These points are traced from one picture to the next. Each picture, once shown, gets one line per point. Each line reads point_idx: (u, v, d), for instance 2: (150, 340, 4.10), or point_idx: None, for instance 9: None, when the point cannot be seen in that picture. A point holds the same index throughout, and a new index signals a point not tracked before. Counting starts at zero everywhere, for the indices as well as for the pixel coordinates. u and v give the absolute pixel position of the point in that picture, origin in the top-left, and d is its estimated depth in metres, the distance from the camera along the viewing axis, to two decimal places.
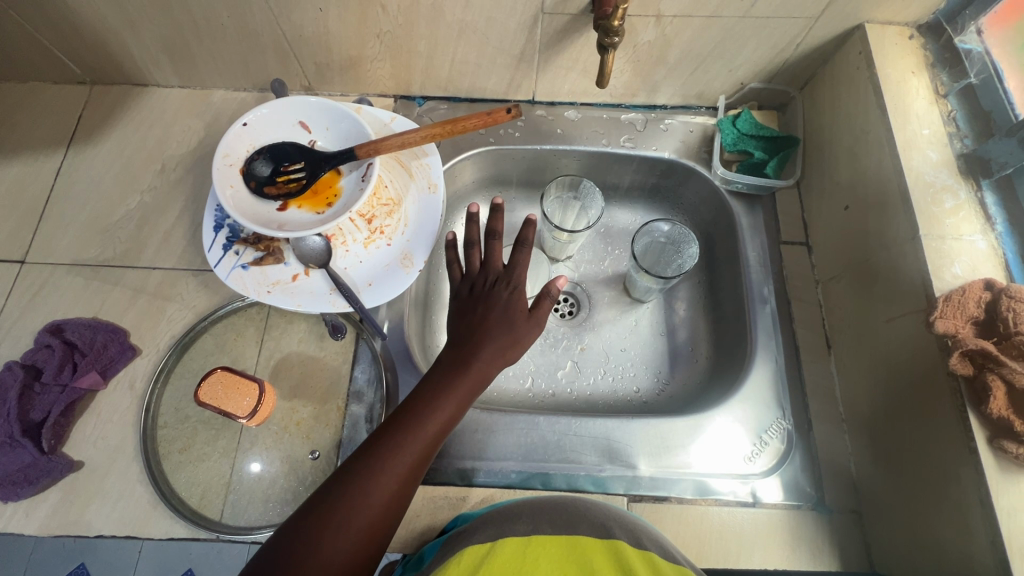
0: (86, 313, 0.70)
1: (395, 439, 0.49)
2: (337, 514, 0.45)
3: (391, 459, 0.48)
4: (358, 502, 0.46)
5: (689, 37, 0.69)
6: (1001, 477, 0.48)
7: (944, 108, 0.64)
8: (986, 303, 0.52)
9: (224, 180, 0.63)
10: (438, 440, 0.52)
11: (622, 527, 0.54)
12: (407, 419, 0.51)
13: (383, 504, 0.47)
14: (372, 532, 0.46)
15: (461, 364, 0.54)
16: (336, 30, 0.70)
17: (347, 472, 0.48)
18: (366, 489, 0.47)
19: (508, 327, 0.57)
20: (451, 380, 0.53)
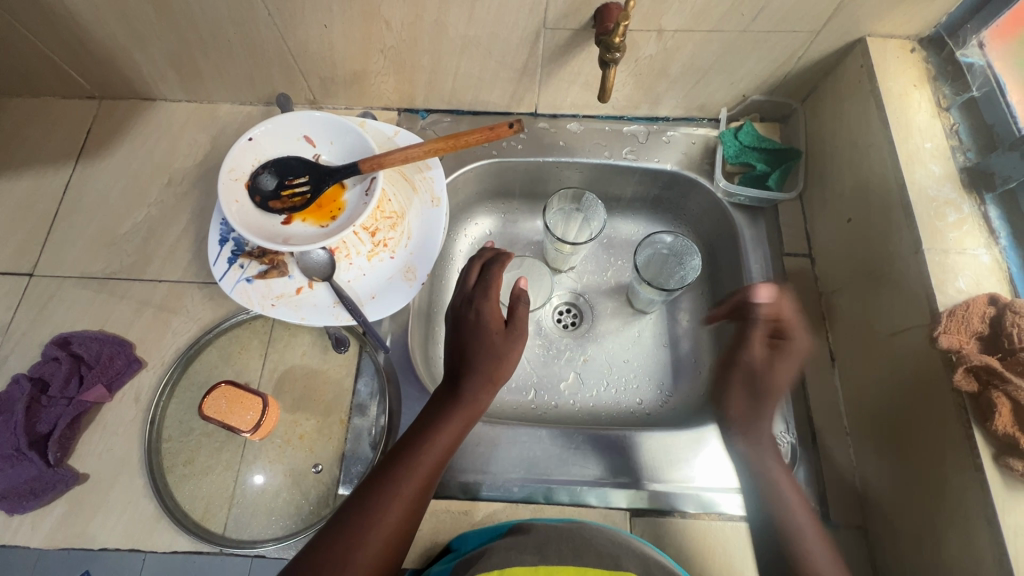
0: (93, 326, 0.71)
1: (392, 475, 0.50)
2: (332, 569, 0.45)
3: (385, 505, 0.48)
4: (354, 554, 0.46)
5: (691, 51, 0.69)
6: (1006, 494, 0.47)
7: (946, 121, 0.64)
8: (990, 319, 0.52)
9: (229, 195, 0.64)
10: (431, 480, 0.51)
11: (630, 557, 0.54)
12: (398, 461, 0.51)
13: (378, 555, 0.47)
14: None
15: (451, 399, 0.55)
16: (340, 46, 0.71)
17: (339, 523, 0.47)
18: (359, 539, 0.46)
19: (489, 349, 0.57)
20: (441, 418, 0.54)
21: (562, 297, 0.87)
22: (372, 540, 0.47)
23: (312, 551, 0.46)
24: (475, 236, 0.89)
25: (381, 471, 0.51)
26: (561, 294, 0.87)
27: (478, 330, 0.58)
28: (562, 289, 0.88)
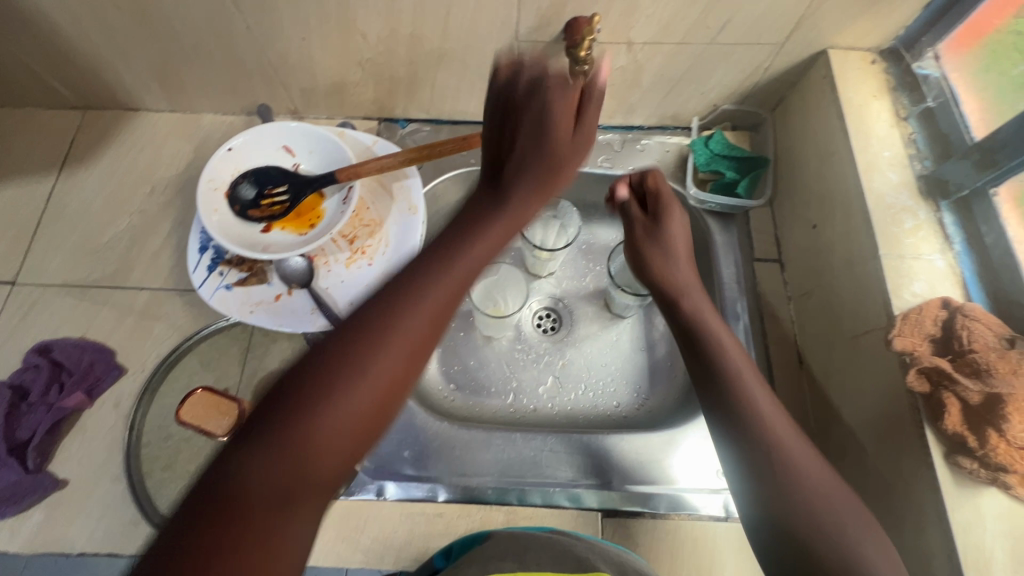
0: (74, 333, 0.72)
1: (415, 282, 0.39)
2: (336, 386, 0.34)
3: (390, 331, 0.36)
4: (360, 369, 0.35)
5: (660, 62, 0.71)
6: (956, 491, 0.49)
7: (905, 131, 0.66)
8: (942, 321, 0.54)
9: (209, 205, 0.66)
10: (448, 317, 0.39)
11: (602, 557, 0.55)
12: (404, 289, 0.38)
13: (373, 394, 0.35)
14: (360, 432, 0.34)
15: (479, 225, 0.43)
16: (320, 58, 0.72)
17: (328, 351, 0.35)
18: (367, 356, 0.35)
19: (548, 147, 0.45)
20: (463, 244, 0.42)
21: (540, 301, 0.89)
22: (366, 380, 0.35)
23: (287, 388, 0.34)
24: None
25: (383, 299, 0.38)
26: (539, 299, 0.89)
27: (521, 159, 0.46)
28: (540, 294, 0.89)
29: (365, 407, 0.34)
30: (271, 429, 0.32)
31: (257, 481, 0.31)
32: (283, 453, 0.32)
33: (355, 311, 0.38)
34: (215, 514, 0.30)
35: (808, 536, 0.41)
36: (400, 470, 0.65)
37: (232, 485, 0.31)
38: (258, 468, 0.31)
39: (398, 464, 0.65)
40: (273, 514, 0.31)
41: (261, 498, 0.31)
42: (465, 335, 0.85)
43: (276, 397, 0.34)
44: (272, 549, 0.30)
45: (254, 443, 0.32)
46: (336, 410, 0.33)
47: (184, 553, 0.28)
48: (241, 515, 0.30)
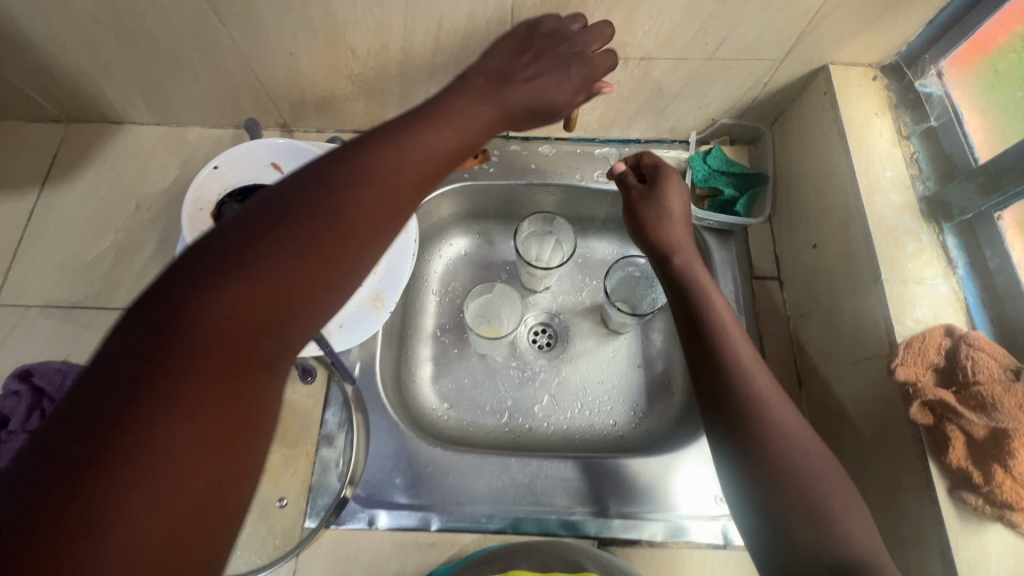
0: (57, 356, 0.70)
1: (401, 134, 0.43)
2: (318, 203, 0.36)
3: (376, 166, 0.40)
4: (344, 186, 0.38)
5: (658, 77, 0.70)
6: (960, 528, 0.48)
7: (907, 150, 0.64)
8: (945, 350, 0.52)
9: (194, 227, 0.64)
10: (402, 189, 0.41)
11: (590, 559, 0.59)
12: (357, 158, 0.40)
13: (330, 236, 0.36)
14: (311, 282, 0.35)
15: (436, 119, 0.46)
16: (308, 73, 0.71)
17: (308, 181, 0.38)
18: (352, 182, 0.38)
19: (568, 73, 0.54)
20: (417, 130, 0.44)
21: (535, 316, 0.87)
22: (317, 233, 0.36)
23: (229, 234, 0.35)
24: (450, 257, 0.89)
25: (334, 163, 0.39)
26: (534, 314, 0.87)
27: (488, 84, 0.51)
28: (536, 309, 0.88)
29: (315, 259, 0.35)
30: (217, 268, 0.33)
31: (212, 307, 0.32)
32: (231, 290, 0.33)
33: (300, 170, 0.39)
34: (164, 344, 0.30)
35: (781, 504, 0.46)
36: (392, 498, 0.64)
37: (178, 316, 0.31)
38: (204, 303, 0.32)
39: (390, 491, 0.64)
40: (224, 348, 0.32)
41: (209, 331, 0.32)
42: (459, 352, 0.84)
43: (219, 241, 0.34)
44: (227, 378, 0.32)
45: (197, 280, 0.32)
46: (283, 255, 0.34)
47: (137, 373, 0.30)
48: (190, 346, 0.31)
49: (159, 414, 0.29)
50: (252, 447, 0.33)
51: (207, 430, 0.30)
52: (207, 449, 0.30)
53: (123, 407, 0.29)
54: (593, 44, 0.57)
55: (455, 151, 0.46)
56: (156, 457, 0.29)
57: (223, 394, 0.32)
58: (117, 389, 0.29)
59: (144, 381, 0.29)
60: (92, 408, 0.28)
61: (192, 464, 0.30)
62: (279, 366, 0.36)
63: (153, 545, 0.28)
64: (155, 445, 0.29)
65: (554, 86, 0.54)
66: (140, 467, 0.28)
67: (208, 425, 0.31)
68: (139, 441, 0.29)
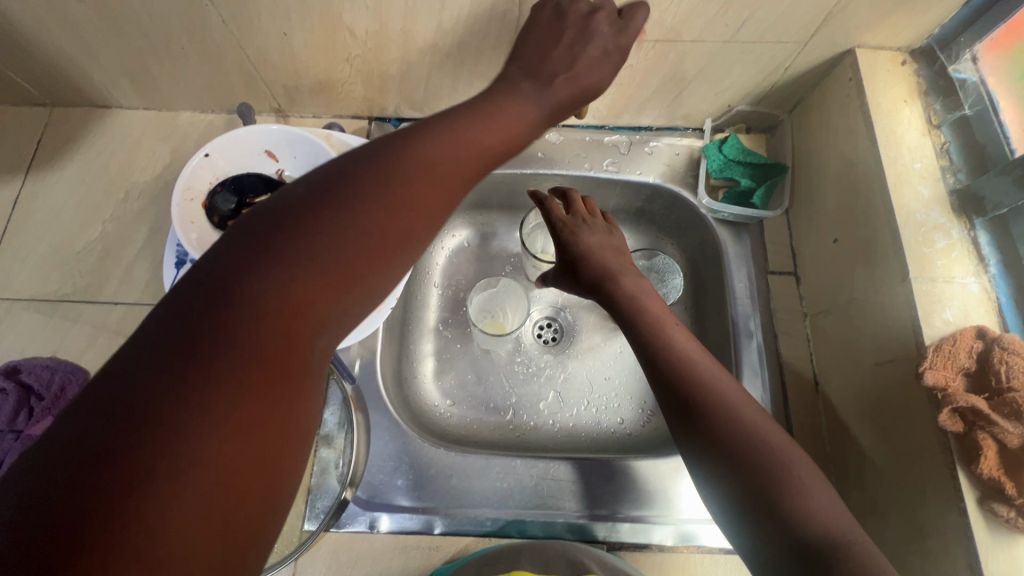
0: (44, 353, 0.67)
1: (464, 114, 0.41)
2: (383, 174, 0.35)
3: (440, 143, 0.38)
4: (410, 160, 0.36)
5: (674, 60, 0.66)
6: (990, 540, 0.46)
7: (937, 140, 0.61)
8: (977, 353, 0.50)
9: (184, 216, 0.61)
10: (458, 176, 0.38)
11: (595, 560, 0.56)
12: (412, 142, 0.37)
13: (391, 210, 0.34)
14: (360, 269, 0.33)
15: (493, 108, 0.43)
16: (303, 55, 0.67)
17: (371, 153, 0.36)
18: (418, 157, 0.36)
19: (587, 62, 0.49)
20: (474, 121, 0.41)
21: (540, 310, 0.85)
22: (370, 217, 0.33)
23: (289, 205, 0.33)
24: (453, 248, 0.86)
25: (397, 142, 0.37)
26: (539, 307, 0.85)
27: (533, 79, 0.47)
28: (541, 303, 0.85)
29: (372, 240, 0.33)
30: (264, 247, 0.31)
31: (271, 278, 0.30)
32: (280, 272, 0.30)
33: (362, 146, 0.37)
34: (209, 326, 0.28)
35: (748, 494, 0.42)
36: (393, 500, 0.62)
37: (225, 296, 0.29)
38: (255, 279, 0.30)
39: (391, 493, 0.62)
40: (271, 336, 0.30)
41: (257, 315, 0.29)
42: (462, 347, 0.81)
43: (266, 220, 0.32)
44: (273, 369, 0.29)
45: (254, 252, 0.31)
46: (334, 236, 0.32)
47: (181, 355, 0.27)
48: (238, 330, 0.29)
49: (203, 402, 0.27)
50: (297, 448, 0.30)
51: (267, 398, 0.29)
52: (260, 432, 0.28)
53: (167, 385, 0.26)
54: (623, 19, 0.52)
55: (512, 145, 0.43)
56: (198, 448, 0.26)
57: (270, 376, 0.29)
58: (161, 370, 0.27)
59: (189, 365, 0.27)
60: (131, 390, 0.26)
61: (234, 460, 0.27)
62: (323, 365, 0.33)
63: (190, 551, 0.25)
64: (213, 418, 0.27)
65: (601, 76, 0.50)
66: (180, 459, 0.25)
67: (252, 417, 0.28)
68: (198, 404, 0.27)
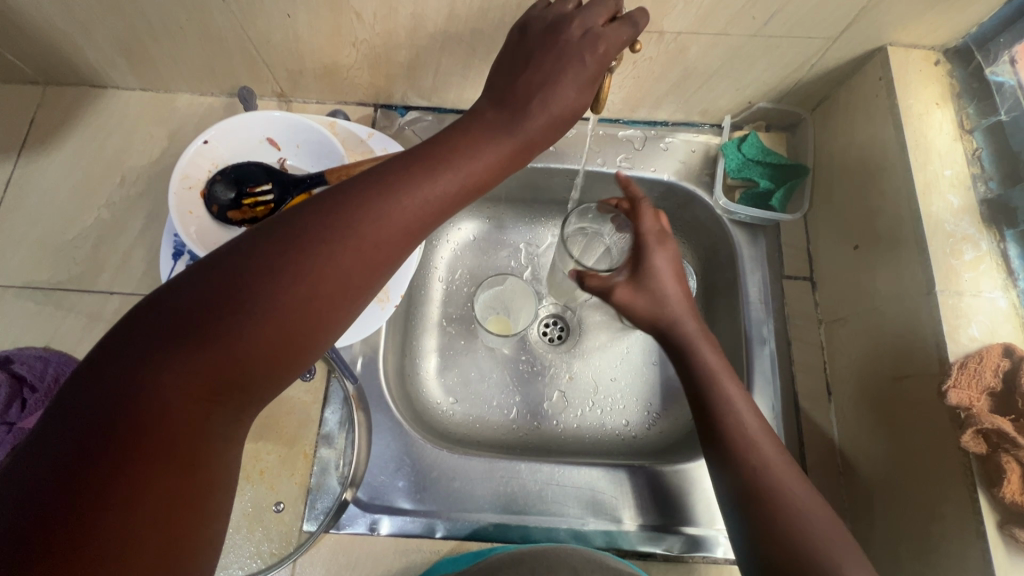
0: (37, 343, 0.65)
1: (399, 178, 0.39)
2: (293, 259, 0.34)
3: (362, 220, 0.36)
4: (324, 242, 0.35)
5: (696, 54, 0.63)
6: (1009, 566, 0.44)
7: (968, 145, 0.58)
8: (1003, 373, 0.48)
9: (182, 206, 0.59)
10: (386, 250, 0.37)
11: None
12: (335, 213, 0.36)
13: (300, 303, 0.34)
14: (276, 355, 0.34)
15: (432, 164, 0.40)
16: (308, 38, 0.64)
17: (283, 231, 0.35)
18: (333, 238, 0.35)
19: (578, 64, 0.44)
20: (411, 181, 0.39)
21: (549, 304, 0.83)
22: (280, 305, 0.33)
23: (188, 295, 0.32)
24: (458, 242, 0.84)
25: (312, 218, 0.36)
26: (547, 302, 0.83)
27: (492, 124, 0.43)
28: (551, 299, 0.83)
29: (278, 335, 0.33)
30: (166, 346, 0.31)
31: (168, 378, 0.31)
32: (181, 366, 0.31)
33: (274, 221, 0.36)
34: (111, 427, 0.29)
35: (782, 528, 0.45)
36: (395, 503, 0.61)
37: (128, 393, 0.30)
38: (154, 378, 0.30)
39: (393, 495, 0.61)
40: (175, 429, 0.31)
41: (162, 412, 0.30)
42: (466, 344, 0.80)
43: (164, 305, 0.32)
44: (175, 460, 0.31)
45: (152, 349, 0.31)
46: (245, 328, 0.32)
47: (85, 455, 0.28)
48: (138, 429, 0.30)
49: (111, 501, 0.28)
50: (211, 517, 0.33)
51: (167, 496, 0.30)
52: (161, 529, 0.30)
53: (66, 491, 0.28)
54: (598, 20, 0.45)
55: (455, 204, 0.41)
56: (108, 550, 0.28)
57: (169, 475, 0.30)
58: (66, 475, 0.28)
59: (92, 473, 0.28)
60: (37, 496, 0.27)
61: (143, 551, 0.29)
62: (226, 442, 0.34)
63: None
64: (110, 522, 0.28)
65: (570, 99, 0.44)
66: (96, 562, 0.27)
67: (166, 504, 0.30)
68: (96, 512, 0.28)
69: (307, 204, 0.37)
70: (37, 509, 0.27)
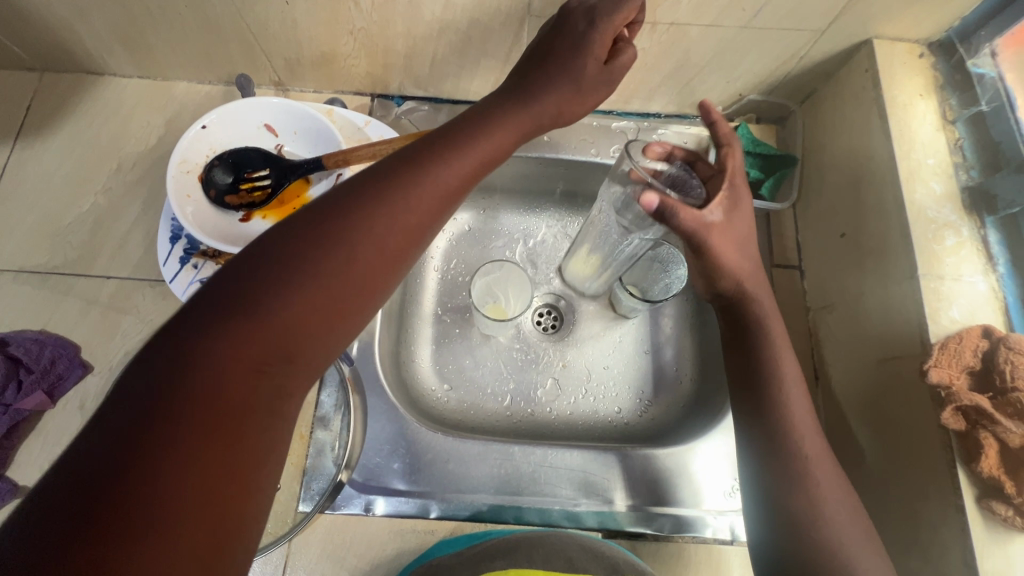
0: (33, 326, 0.65)
1: (427, 157, 0.42)
2: (339, 230, 0.37)
3: (398, 193, 0.40)
4: (365, 214, 0.38)
5: (687, 46, 0.64)
6: (986, 538, 0.46)
7: (951, 135, 0.60)
8: (983, 353, 0.49)
9: (179, 189, 0.59)
10: (420, 219, 0.40)
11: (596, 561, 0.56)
12: (372, 190, 0.39)
13: (346, 269, 0.37)
14: (326, 318, 0.36)
15: (455, 146, 0.44)
16: (306, 26, 0.64)
17: (328, 210, 0.38)
18: (372, 210, 0.38)
19: (578, 52, 0.48)
20: (439, 160, 0.43)
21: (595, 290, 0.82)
22: (329, 270, 0.36)
23: (247, 268, 0.35)
24: (453, 232, 0.85)
25: (353, 197, 0.39)
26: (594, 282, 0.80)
27: (505, 112, 0.47)
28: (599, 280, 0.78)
29: (328, 298, 0.36)
30: (227, 311, 0.34)
31: (228, 339, 0.33)
32: (241, 327, 0.33)
33: (319, 203, 0.39)
34: (175, 384, 0.31)
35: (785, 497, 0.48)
36: (390, 484, 0.61)
37: (192, 354, 0.32)
38: (216, 340, 0.33)
39: (387, 477, 0.61)
40: (232, 387, 0.33)
41: (213, 382, 0.32)
42: (461, 332, 0.80)
43: (224, 281, 0.35)
44: (231, 417, 0.32)
45: (215, 314, 0.33)
46: (295, 293, 0.35)
47: (150, 412, 0.30)
48: (198, 386, 0.32)
49: (172, 459, 0.29)
50: (261, 483, 0.33)
51: (222, 453, 0.31)
52: (218, 485, 0.31)
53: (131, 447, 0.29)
54: None
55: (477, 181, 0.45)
56: (169, 503, 0.29)
57: (225, 431, 0.32)
58: (131, 435, 0.29)
59: (155, 427, 0.30)
60: (102, 454, 0.29)
61: (202, 506, 0.30)
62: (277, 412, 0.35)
63: None
64: (171, 477, 0.29)
65: (571, 85, 0.49)
66: (159, 514, 0.28)
67: (214, 475, 0.31)
68: (159, 466, 0.29)
69: (346, 188, 0.40)
70: (103, 466, 0.28)
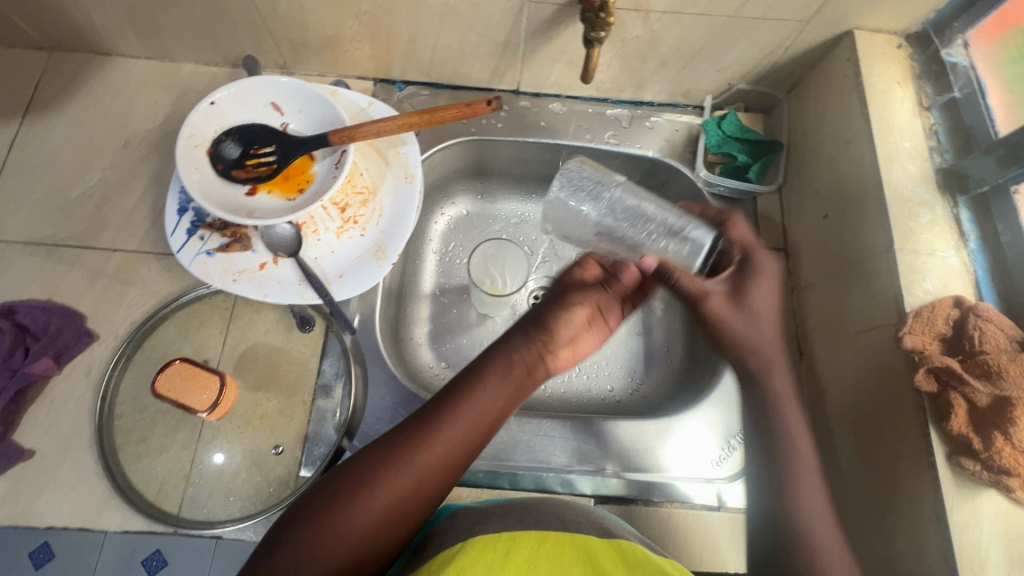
0: (39, 296, 0.67)
1: (461, 389, 0.49)
2: (378, 473, 0.46)
3: (431, 431, 0.47)
4: (404, 455, 0.46)
5: (679, 35, 0.67)
6: (956, 491, 0.49)
7: (926, 121, 0.64)
8: (954, 321, 0.52)
9: (189, 162, 0.61)
10: (451, 451, 0.47)
11: (593, 523, 0.53)
12: (414, 431, 0.47)
13: (387, 505, 0.45)
14: (371, 538, 0.45)
15: (481, 376, 0.50)
16: (313, 9, 0.67)
17: (376, 449, 0.47)
18: (408, 451, 0.46)
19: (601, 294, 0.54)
20: (467, 397, 0.49)
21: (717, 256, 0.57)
22: (373, 507, 0.45)
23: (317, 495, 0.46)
24: (452, 216, 0.87)
25: (398, 438, 0.48)
26: (701, 230, 0.56)
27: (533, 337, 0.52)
28: (707, 236, 0.55)
29: (372, 526, 0.44)
30: (302, 522, 0.45)
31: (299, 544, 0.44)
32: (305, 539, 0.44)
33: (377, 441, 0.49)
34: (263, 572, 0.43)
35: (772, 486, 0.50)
36: None
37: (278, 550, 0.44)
38: (291, 542, 0.44)
39: None
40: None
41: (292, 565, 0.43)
42: (458, 312, 0.82)
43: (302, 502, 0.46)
44: None
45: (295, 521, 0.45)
46: (348, 519, 0.44)
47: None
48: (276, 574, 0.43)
49: None
50: None
51: None
52: None
53: None
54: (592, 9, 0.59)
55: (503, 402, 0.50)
56: None
57: None
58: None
59: None
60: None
61: None
62: None
63: None
64: None
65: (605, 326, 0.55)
66: None
67: None
68: None
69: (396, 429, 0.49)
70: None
